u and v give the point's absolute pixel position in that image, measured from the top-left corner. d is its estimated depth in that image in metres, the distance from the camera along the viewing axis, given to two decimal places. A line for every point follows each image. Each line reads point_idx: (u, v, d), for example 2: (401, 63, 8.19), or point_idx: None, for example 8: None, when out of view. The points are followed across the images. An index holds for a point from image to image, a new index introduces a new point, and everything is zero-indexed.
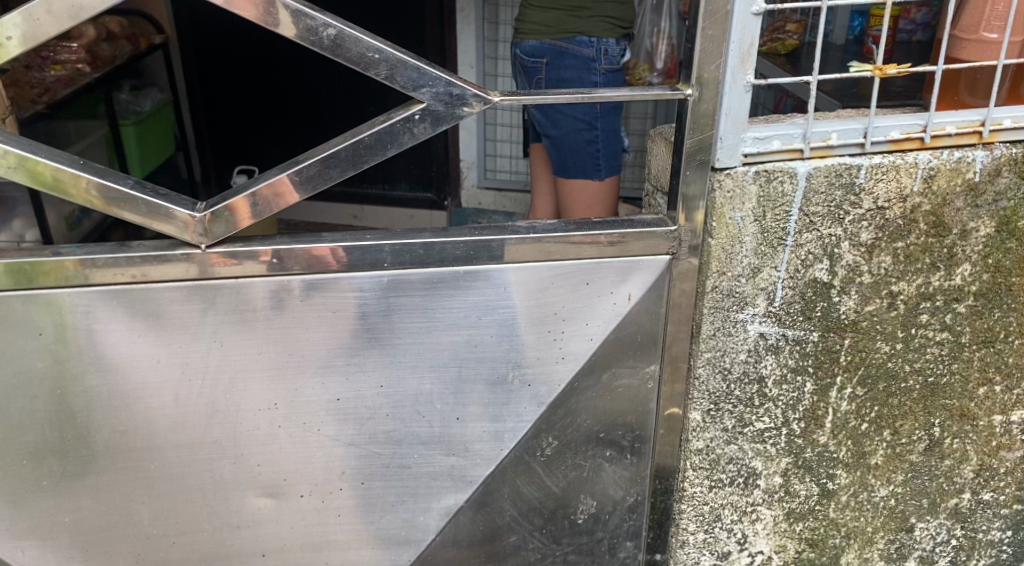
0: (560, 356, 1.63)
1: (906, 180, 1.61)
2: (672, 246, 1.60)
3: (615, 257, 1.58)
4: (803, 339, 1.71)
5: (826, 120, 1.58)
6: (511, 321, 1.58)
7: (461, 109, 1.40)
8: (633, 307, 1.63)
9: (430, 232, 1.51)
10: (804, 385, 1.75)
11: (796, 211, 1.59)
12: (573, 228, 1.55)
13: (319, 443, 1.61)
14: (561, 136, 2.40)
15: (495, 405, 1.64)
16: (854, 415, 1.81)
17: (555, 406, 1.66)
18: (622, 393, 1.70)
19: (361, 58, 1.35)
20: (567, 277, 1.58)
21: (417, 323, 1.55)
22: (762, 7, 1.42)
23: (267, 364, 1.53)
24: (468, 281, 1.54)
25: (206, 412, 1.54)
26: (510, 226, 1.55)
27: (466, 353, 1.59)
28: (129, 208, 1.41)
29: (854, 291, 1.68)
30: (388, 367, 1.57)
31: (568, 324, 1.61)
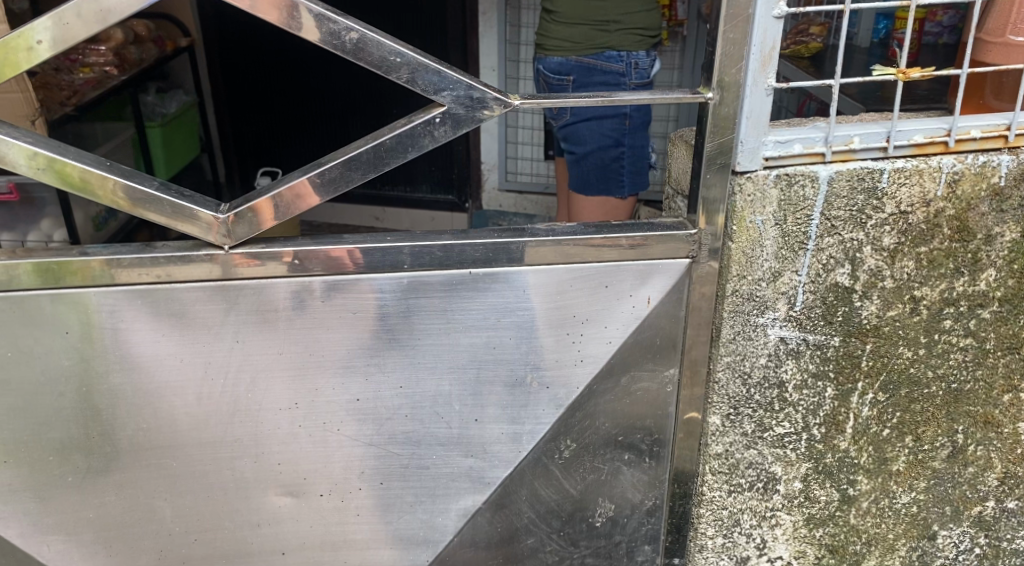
0: (578, 358, 1.63)
1: (930, 185, 1.59)
2: (692, 249, 1.59)
3: (634, 260, 1.57)
4: (824, 343, 1.70)
5: (848, 124, 1.58)
6: (530, 324, 1.59)
7: (481, 112, 1.41)
8: (653, 311, 1.63)
9: (449, 234, 1.52)
10: (825, 390, 1.74)
11: (817, 215, 1.58)
12: (592, 231, 1.55)
13: (339, 443, 1.62)
14: (586, 152, 2.43)
15: (513, 408, 1.65)
16: (876, 420, 1.80)
17: (573, 408, 1.66)
18: (641, 397, 1.70)
19: (382, 62, 1.37)
20: (587, 280, 1.58)
21: (436, 325, 1.56)
22: (784, 11, 1.42)
23: (288, 364, 1.54)
24: (487, 283, 1.54)
25: (227, 410, 1.56)
26: (530, 228, 1.55)
27: (484, 354, 1.60)
28: (153, 208, 1.43)
29: (875, 296, 1.67)
30: (407, 368, 1.59)
31: (588, 327, 1.61)
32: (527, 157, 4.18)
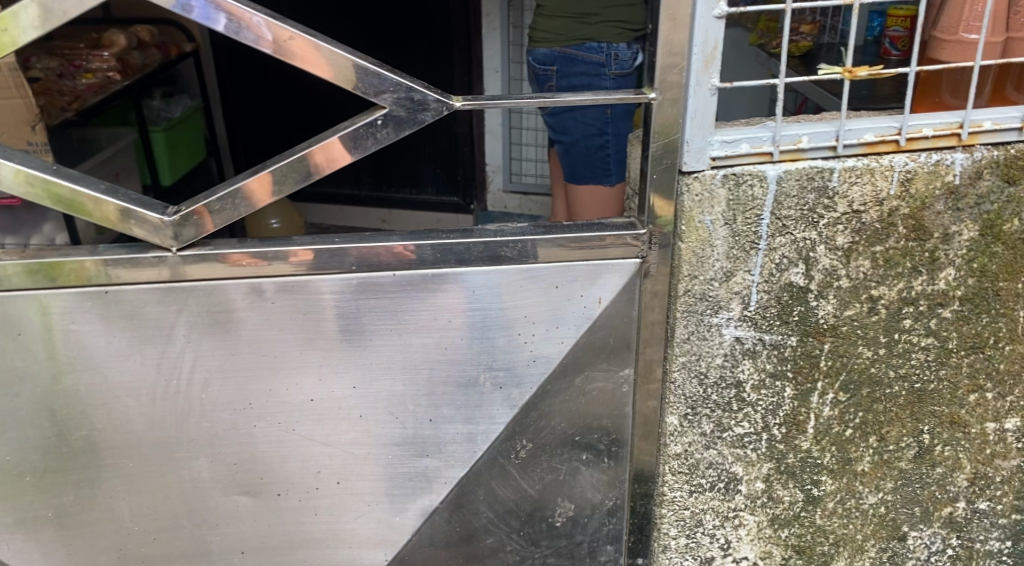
0: (530, 358, 1.63)
1: (882, 183, 1.58)
2: (642, 248, 1.59)
3: (585, 260, 1.57)
4: (781, 343, 1.70)
5: (798, 123, 1.57)
6: (481, 324, 1.60)
7: (423, 114, 1.42)
8: (605, 310, 1.62)
9: (399, 235, 1.54)
10: (784, 390, 1.74)
11: (768, 215, 1.57)
12: (540, 232, 1.56)
13: (295, 443, 1.64)
14: (573, 141, 2.45)
15: (467, 409, 1.66)
16: (838, 420, 1.79)
17: (528, 408, 1.67)
18: (597, 397, 1.69)
19: (324, 66, 1.38)
20: (536, 280, 1.58)
21: (388, 325, 1.58)
22: (724, 11, 1.42)
23: (240, 365, 1.57)
24: (436, 284, 1.56)
25: (182, 411, 1.59)
26: (478, 229, 1.56)
27: (437, 356, 1.61)
28: (100, 211, 1.44)
29: (831, 295, 1.67)
30: (360, 369, 1.61)
31: (539, 327, 1.61)
32: (532, 158, 4.20)
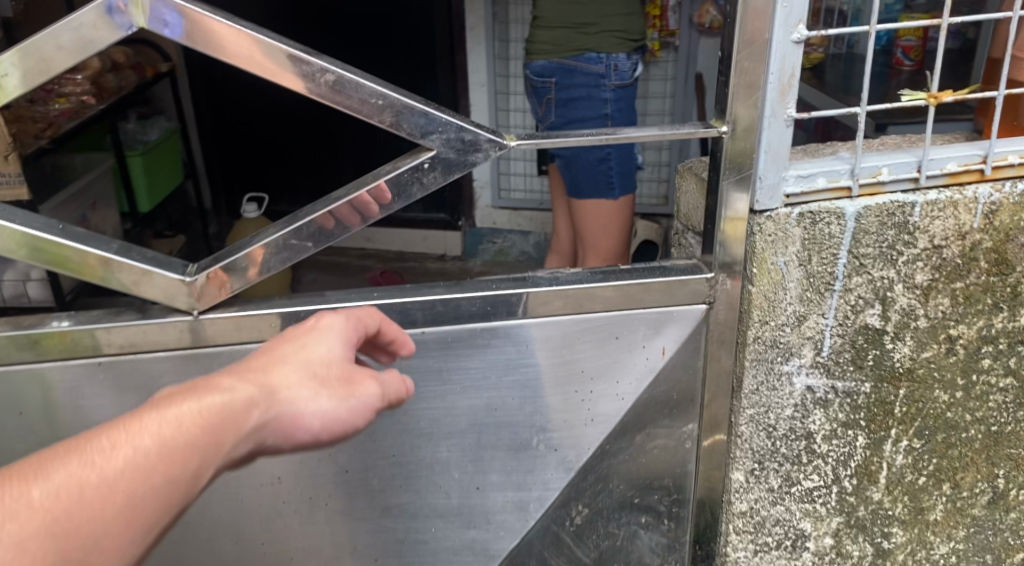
0: (588, 418, 1.48)
1: (965, 217, 1.46)
2: (712, 292, 1.46)
3: (646, 309, 1.44)
4: (854, 390, 1.56)
5: (875, 154, 1.43)
6: (532, 383, 1.45)
7: (474, 156, 1.28)
8: (668, 362, 1.49)
9: (443, 286, 1.40)
10: (856, 439, 1.61)
11: (844, 254, 1.44)
12: (598, 277, 1.42)
13: (327, 519, 1.50)
14: (575, 155, 2.54)
15: (518, 473, 1.51)
16: (911, 468, 1.66)
17: (586, 470, 1.52)
18: (659, 454, 1.55)
19: (363, 105, 1.23)
20: (596, 331, 1.44)
21: (431, 386, 1.43)
22: (803, 34, 1.28)
23: None
24: (486, 339, 1.41)
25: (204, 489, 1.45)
26: (531, 277, 1.42)
27: (486, 418, 1.46)
28: (111, 275, 1.28)
29: (908, 337, 1.54)
30: (402, 436, 1.46)
31: (597, 383, 1.47)
32: (520, 172, 4.06)
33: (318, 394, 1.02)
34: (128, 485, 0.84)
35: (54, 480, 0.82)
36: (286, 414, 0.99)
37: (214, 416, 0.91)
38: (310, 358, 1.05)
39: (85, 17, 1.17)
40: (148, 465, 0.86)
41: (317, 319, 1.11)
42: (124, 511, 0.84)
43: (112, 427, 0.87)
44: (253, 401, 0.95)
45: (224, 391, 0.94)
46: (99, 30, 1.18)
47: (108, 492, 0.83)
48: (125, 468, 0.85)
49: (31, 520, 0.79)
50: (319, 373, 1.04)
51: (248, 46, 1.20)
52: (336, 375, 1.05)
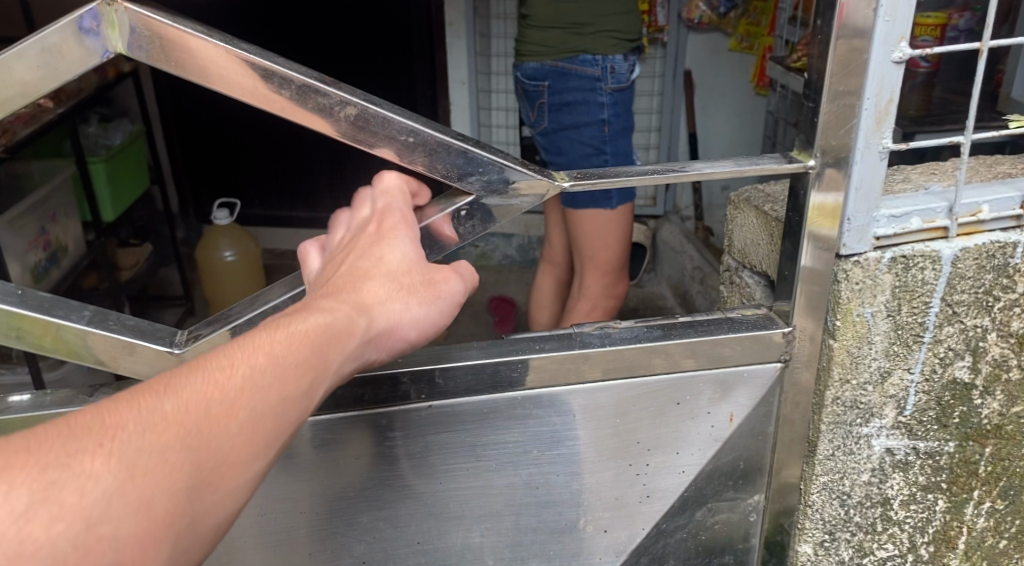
0: (644, 494, 1.31)
1: None
2: (785, 350, 1.28)
3: (712, 370, 1.26)
4: (937, 451, 1.38)
5: (972, 189, 1.25)
6: (579, 457, 1.26)
7: (517, 198, 1.15)
8: (736, 429, 1.32)
9: (478, 349, 1.20)
10: (936, 503, 1.42)
11: (937, 303, 1.25)
12: (658, 335, 1.24)
13: None
14: (570, 162, 2.32)
15: (560, 559, 1.31)
16: (992, 531, 1.48)
17: (640, 553, 1.35)
18: (719, 532, 1.40)
19: (391, 143, 1.10)
20: (654, 396, 1.26)
21: (461, 465, 1.23)
22: (905, 53, 1.09)
23: (271, 527, 1.22)
24: (527, 409, 1.22)
25: None
26: (580, 337, 1.22)
27: (525, 498, 1.26)
28: (84, 348, 1.08)
29: (998, 391, 1.36)
30: (428, 523, 1.25)
31: (654, 455, 1.29)
32: None
33: (408, 304, 0.97)
34: (253, 396, 0.79)
35: (180, 393, 0.77)
36: (383, 328, 0.94)
37: (323, 334, 0.86)
38: (394, 269, 0.99)
39: (51, 36, 0.98)
40: (269, 378, 0.81)
41: (381, 222, 1.05)
42: (253, 422, 0.79)
43: (224, 345, 0.83)
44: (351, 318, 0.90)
45: (327, 308, 0.90)
46: (67, 55, 0.99)
47: (234, 404, 0.78)
48: (250, 381, 0.80)
49: (165, 429, 0.74)
50: (405, 283, 0.98)
51: (251, 76, 1.04)
52: (422, 284, 1.00)
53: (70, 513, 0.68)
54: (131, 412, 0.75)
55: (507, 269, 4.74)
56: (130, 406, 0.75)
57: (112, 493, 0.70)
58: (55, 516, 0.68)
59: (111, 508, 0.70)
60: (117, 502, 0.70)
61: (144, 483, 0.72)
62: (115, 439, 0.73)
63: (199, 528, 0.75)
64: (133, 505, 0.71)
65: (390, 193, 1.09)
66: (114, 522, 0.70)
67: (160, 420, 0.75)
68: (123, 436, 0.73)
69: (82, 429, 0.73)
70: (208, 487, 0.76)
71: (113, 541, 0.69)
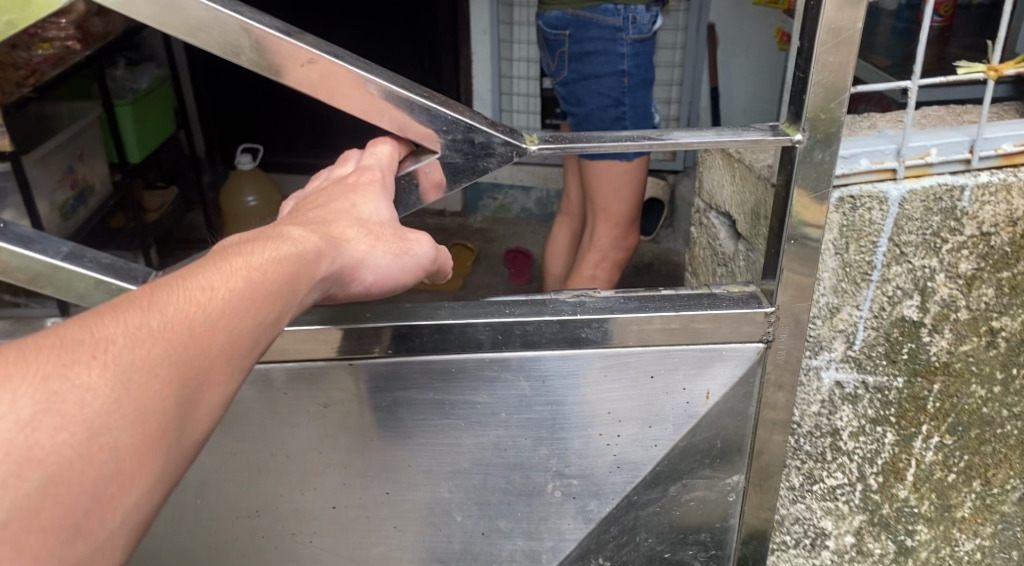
0: (613, 465, 1.39)
1: (1018, 202, 1.33)
2: (767, 330, 1.33)
3: (690, 346, 1.31)
4: (886, 386, 1.45)
5: (923, 133, 1.32)
6: (547, 422, 1.34)
7: (485, 160, 1.21)
8: (712, 406, 1.37)
9: (448, 310, 1.29)
10: (884, 436, 1.50)
11: (884, 243, 1.32)
12: (636, 307, 1.30)
13: (311, 555, 1.42)
14: (587, 113, 2.39)
15: (527, 520, 1.41)
16: (940, 465, 1.56)
17: (607, 522, 1.43)
18: (694, 507, 1.46)
19: (353, 93, 1.16)
20: (628, 370, 1.32)
21: (428, 422, 1.33)
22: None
23: (245, 466, 1.34)
24: (495, 371, 1.30)
25: (176, 518, 1.38)
26: (552, 303, 1.30)
27: (493, 458, 1.36)
28: (76, 286, 1.18)
29: (947, 329, 1.42)
30: (394, 474, 1.36)
31: (624, 426, 1.36)
32: None
33: (374, 248, 1.08)
34: (232, 319, 0.83)
35: (165, 311, 0.80)
36: (345, 265, 1.03)
37: (290, 265, 0.92)
38: (360, 215, 1.11)
39: None
40: (252, 301, 0.86)
41: (358, 175, 1.20)
42: (233, 344, 0.83)
43: (205, 266, 0.87)
44: (320, 251, 0.99)
45: (293, 244, 0.95)
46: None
47: (217, 326, 0.82)
48: (230, 304, 0.84)
49: (156, 345, 0.77)
50: (373, 230, 1.10)
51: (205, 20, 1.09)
52: (389, 232, 1.12)
53: (73, 422, 0.69)
54: (117, 327, 0.76)
55: (524, 223, 4.88)
56: (117, 321, 0.77)
57: (111, 403, 0.72)
58: (59, 426, 0.69)
59: (111, 418, 0.71)
60: (116, 412, 0.72)
61: (141, 396, 0.74)
62: (107, 351, 0.74)
63: (185, 444, 0.78)
64: (132, 417, 0.73)
65: (371, 157, 1.24)
66: (114, 433, 0.71)
67: (151, 335, 0.77)
68: (115, 350, 0.75)
69: (73, 341, 0.74)
70: (196, 404, 0.79)
71: (115, 450, 0.71)
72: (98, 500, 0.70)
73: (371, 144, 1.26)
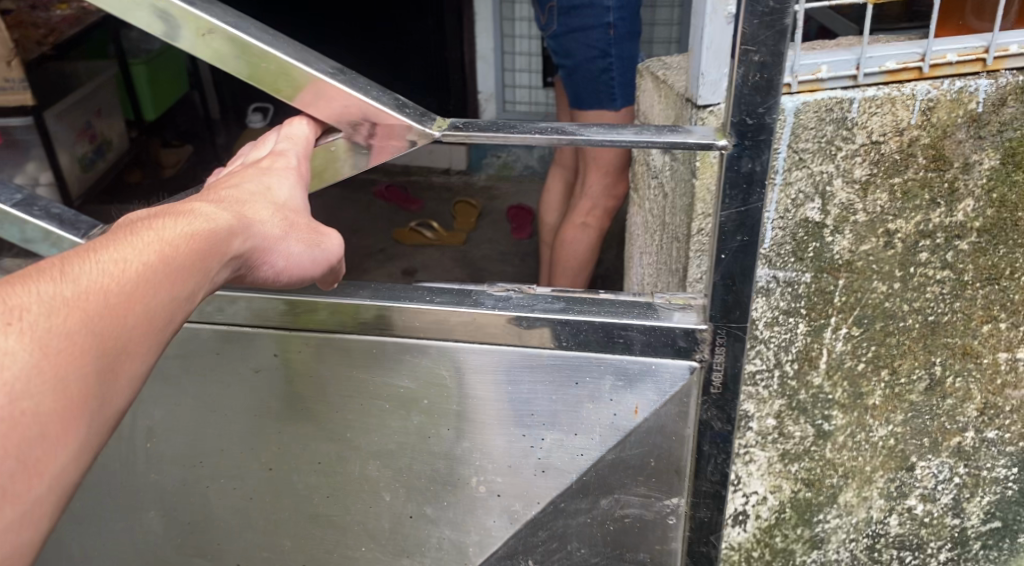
0: (537, 469, 1.59)
1: (903, 113, 1.53)
2: (704, 355, 1.47)
3: (616, 357, 1.49)
4: (795, 280, 1.68)
5: (817, 54, 1.54)
6: (469, 415, 1.57)
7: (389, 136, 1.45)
8: (642, 421, 1.54)
9: (370, 292, 1.54)
10: (797, 325, 1.73)
11: (784, 149, 1.56)
12: (571, 313, 1.48)
13: (259, 517, 1.70)
14: (576, 65, 2.53)
15: (453, 511, 1.64)
16: (850, 354, 1.77)
17: (535, 526, 1.64)
18: (631, 525, 1.63)
19: (260, 66, 1.40)
20: (552, 371, 1.52)
21: (352, 404, 1.59)
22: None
23: (193, 416, 1.64)
24: (406, 353, 1.55)
25: (142, 461, 1.69)
26: (476, 299, 1.52)
27: (420, 445, 1.60)
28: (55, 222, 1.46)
29: (848, 230, 1.63)
30: (325, 447, 1.63)
31: (548, 431, 1.56)
32: (524, 85, 4.52)
33: (291, 240, 1.30)
34: (144, 297, 1.02)
35: (78, 290, 0.98)
36: (257, 245, 1.24)
37: (200, 248, 1.11)
38: (276, 198, 1.33)
39: None
40: (157, 280, 1.04)
41: (276, 159, 1.41)
42: (145, 318, 1.02)
43: (113, 248, 1.05)
44: (230, 234, 1.19)
45: (202, 223, 1.15)
46: None
47: (131, 303, 1.01)
48: (141, 283, 1.03)
49: (72, 319, 0.95)
50: (290, 217, 1.32)
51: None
52: (304, 224, 1.33)
53: None
54: (36, 303, 0.95)
55: (526, 181, 5.10)
56: (36, 297, 0.95)
57: (30, 370, 0.90)
58: None
59: (31, 385, 0.90)
60: (36, 379, 0.90)
61: (58, 365, 0.92)
62: (25, 322, 0.93)
63: (105, 408, 0.97)
64: (50, 382, 0.91)
65: (292, 139, 1.45)
66: (36, 399, 0.90)
67: (66, 309, 0.96)
68: (32, 322, 0.93)
69: None
70: (109, 374, 0.97)
71: (36, 414, 0.90)
72: (25, 461, 0.88)
73: (292, 124, 1.48)
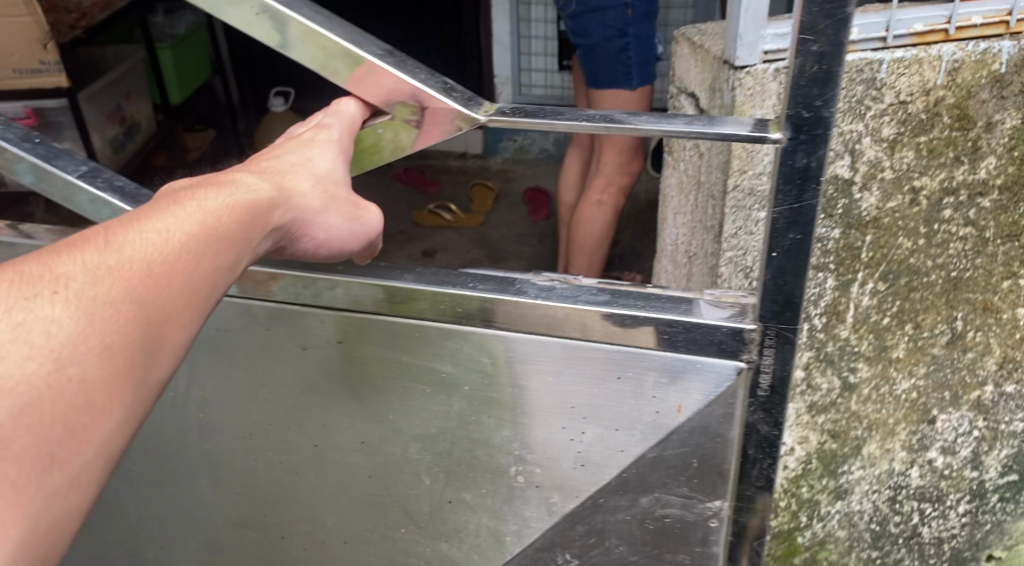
0: (576, 462, 1.53)
1: (930, 73, 1.61)
2: (750, 354, 1.39)
3: (659, 353, 1.40)
4: (825, 236, 1.77)
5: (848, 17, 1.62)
6: (510, 401, 1.50)
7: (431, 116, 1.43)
8: (684, 421, 1.45)
9: (411, 277, 1.47)
10: (825, 280, 1.82)
11: None
12: (611, 305, 1.39)
13: (303, 489, 1.68)
14: (593, 44, 2.59)
15: (492, 499, 1.61)
16: (876, 309, 1.85)
17: (573, 520, 1.59)
18: (671, 525, 1.59)
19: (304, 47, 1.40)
20: (596, 367, 1.43)
21: (399, 386, 1.54)
22: None
23: (239, 389, 1.60)
24: (449, 340, 1.48)
25: (190, 430, 1.67)
26: (517, 286, 1.44)
27: (461, 431, 1.55)
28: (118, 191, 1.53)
29: (875, 187, 1.72)
30: (368, 428, 1.58)
31: (589, 425, 1.49)
32: (540, 68, 4.54)
33: (330, 213, 1.35)
34: (183, 268, 1.07)
35: (119, 259, 1.04)
36: (293, 218, 1.29)
37: (238, 220, 1.17)
38: (315, 171, 1.37)
39: None
40: (197, 250, 1.10)
41: (318, 135, 1.43)
42: (185, 288, 1.07)
43: (155, 220, 1.11)
44: (267, 207, 1.24)
45: (240, 196, 1.20)
46: None
47: (171, 273, 1.06)
48: (181, 253, 1.08)
49: (112, 286, 1.01)
50: (329, 189, 1.36)
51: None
52: (345, 201, 1.38)
53: (42, 354, 0.92)
54: (80, 272, 1.00)
55: (543, 163, 5.18)
56: (80, 265, 1.01)
57: (75, 334, 0.95)
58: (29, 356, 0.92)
59: (76, 351, 0.95)
60: (80, 344, 0.95)
61: (101, 332, 0.97)
62: (69, 289, 0.98)
63: (148, 379, 1.01)
64: (94, 347, 0.96)
65: (337, 116, 1.46)
66: (81, 366, 0.94)
67: (107, 275, 1.01)
68: (76, 289, 0.99)
69: (39, 279, 0.98)
70: (152, 342, 1.02)
71: (82, 380, 0.94)
72: (71, 428, 0.93)
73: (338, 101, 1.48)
